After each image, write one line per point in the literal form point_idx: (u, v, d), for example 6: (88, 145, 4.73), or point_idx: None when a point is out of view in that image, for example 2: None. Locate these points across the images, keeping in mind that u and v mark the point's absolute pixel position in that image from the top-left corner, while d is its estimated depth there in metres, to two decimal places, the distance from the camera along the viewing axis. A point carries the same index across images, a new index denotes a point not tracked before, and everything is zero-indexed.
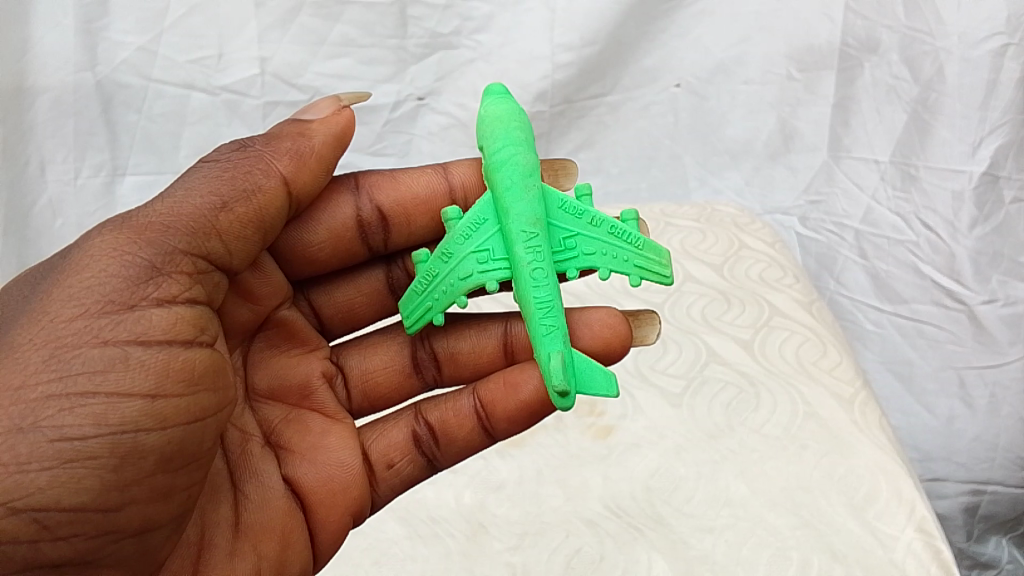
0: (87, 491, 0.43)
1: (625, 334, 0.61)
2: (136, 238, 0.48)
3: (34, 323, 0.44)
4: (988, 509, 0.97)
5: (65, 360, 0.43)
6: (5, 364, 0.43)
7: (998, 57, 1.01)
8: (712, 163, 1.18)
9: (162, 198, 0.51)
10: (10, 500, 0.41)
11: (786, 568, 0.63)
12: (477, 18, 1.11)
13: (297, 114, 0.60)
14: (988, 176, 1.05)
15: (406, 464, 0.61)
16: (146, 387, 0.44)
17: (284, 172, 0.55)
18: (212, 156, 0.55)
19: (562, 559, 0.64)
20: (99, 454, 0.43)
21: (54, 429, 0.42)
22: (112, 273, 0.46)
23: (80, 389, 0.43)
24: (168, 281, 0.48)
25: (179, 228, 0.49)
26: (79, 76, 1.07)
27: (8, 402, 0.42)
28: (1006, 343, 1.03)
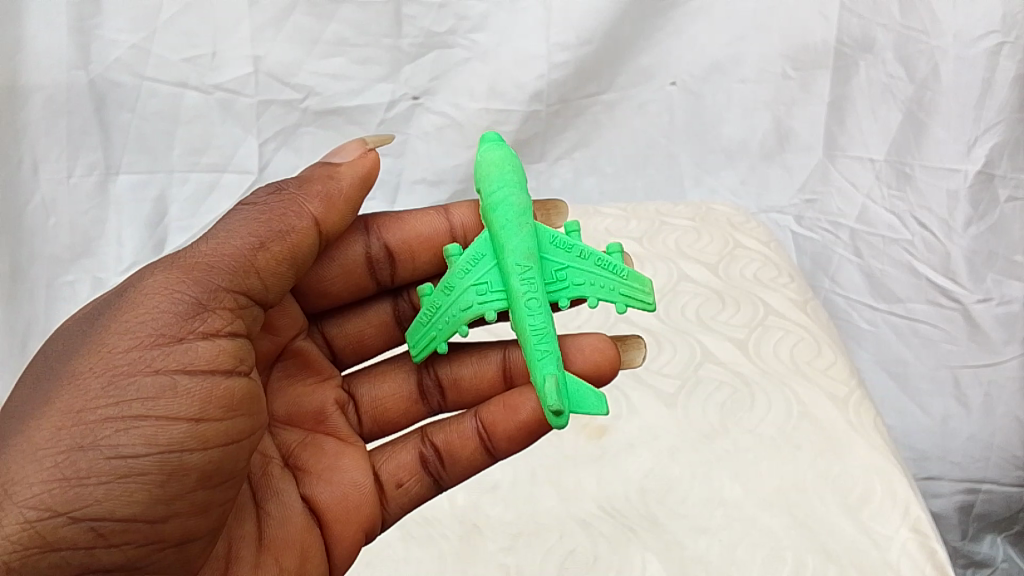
0: (135, 505, 0.43)
1: (614, 357, 0.62)
2: (185, 275, 0.48)
3: (94, 350, 0.45)
4: (983, 508, 0.97)
5: (121, 387, 0.44)
6: (67, 389, 0.44)
7: (993, 56, 1.00)
8: (707, 162, 1.18)
9: (207, 237, 0.52)
10: (68, 510, 0.42)
11: (780, 569, 0.63)
12: (472, 17, 1.11)
13: (324, 157, 0.59)
14: (982, 175, 1.04)
15: (414, 483, 0.60)
16: (191, 411, 0.45)
17: (314, 216, 0.54)
18: (251, 197, 0.55)
19: (556, 559, 0.64)
20: (148, 469, 0.44)
21: (110, 447, 0.43)
22: (162, 305, 0.47)
23: (133, 410, 0.44)
24: (212, 316, 0.48)
25: (222, 266, 0.49)
26: (73, 74, 1.06)
27: (70, 423, 0.43)
28: (1000, 342, 1.03)
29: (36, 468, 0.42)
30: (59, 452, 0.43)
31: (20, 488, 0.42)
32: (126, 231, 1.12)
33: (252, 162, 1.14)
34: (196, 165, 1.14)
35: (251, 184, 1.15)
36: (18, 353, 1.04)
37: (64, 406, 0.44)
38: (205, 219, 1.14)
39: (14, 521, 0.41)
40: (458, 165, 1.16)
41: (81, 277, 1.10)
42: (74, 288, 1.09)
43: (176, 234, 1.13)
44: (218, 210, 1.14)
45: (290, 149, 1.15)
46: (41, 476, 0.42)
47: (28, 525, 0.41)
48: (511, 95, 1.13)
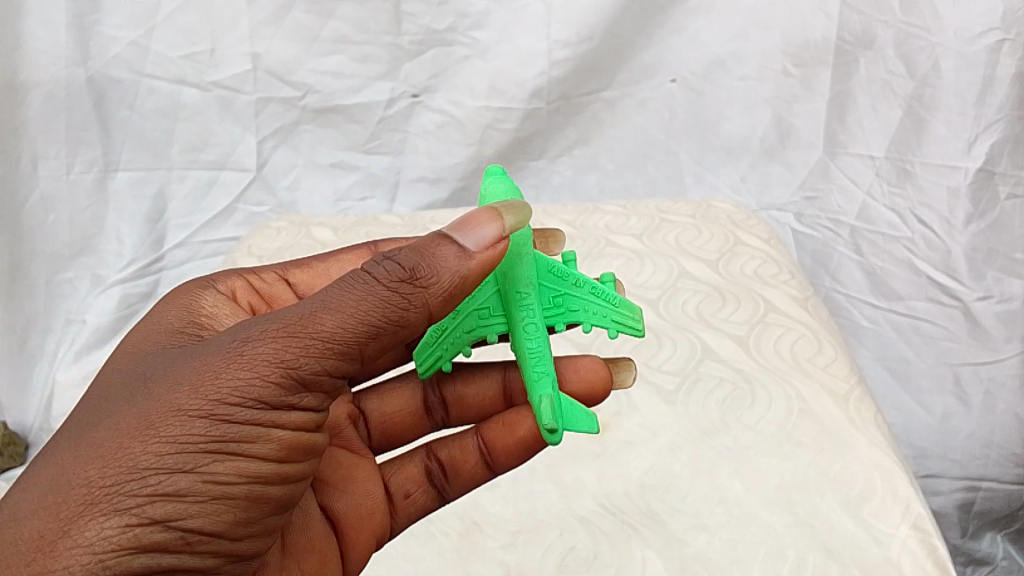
0: (218, 525, 0.40)
1: (608, 378, 0.59)
2: (306, 342, 0.40)
3: (200, 368, 0.40)
4: (983, 506, 0.97)
5: (222, 428, 0.39)
6: (167, 409, 0.39)
7: (993, 53, 0.99)
8: (707, 159, 1.19)
9: (333, 295, 0.41)
10: (162, 520, 0.38)
11: (781, 566, 0.62)
12: (473, 14, 1.10)
13: (448, 230, 0.43)
14: (983, 172, 1.04)
15: (421, 494, 0.59)
16: (278, 455, 0.41)
17: (431, 310, 0.42)
18: (377, 266, 0.41)
19: (555, 557, 0.63)
20: (236, 495, 0.40)
21: (207, 472, 0.39)
22: (282, 348, 0.40)
23: (234, 444, 0.39)
24: (313, 388, 0.41)
25: (343, 344, 0.40)
26: (72, 71, 1.06)
27: (168, 447, 0.39)
28: (1001, 340, 1.03)
29: (131, 481, 0.38)
30: (157, 467, 0.38)
31: (112, 496, 0.38)
32: (125, 228, 1.13)
33: (250, 161, 1.16)
34: (196, 162, 1.15)
35: (250, 182, 1.17)
36: (16, 350, 1.06)
37: (166, 421, 0.39)
38: (204, 217, 1.16)
39: (104, 532, 0.37)
40: (458, 163, 1.17)
41: (81, 274, 1.12)
42: (74, 285, 1.11)
43: (176, 232, 1.15)
44: (217, 207, 1.16)
45: (289, 147, 1.17)
46: (135, 489, 0.38)
47: (115, 538, 0.37)
48: (511, 93, 1.13)
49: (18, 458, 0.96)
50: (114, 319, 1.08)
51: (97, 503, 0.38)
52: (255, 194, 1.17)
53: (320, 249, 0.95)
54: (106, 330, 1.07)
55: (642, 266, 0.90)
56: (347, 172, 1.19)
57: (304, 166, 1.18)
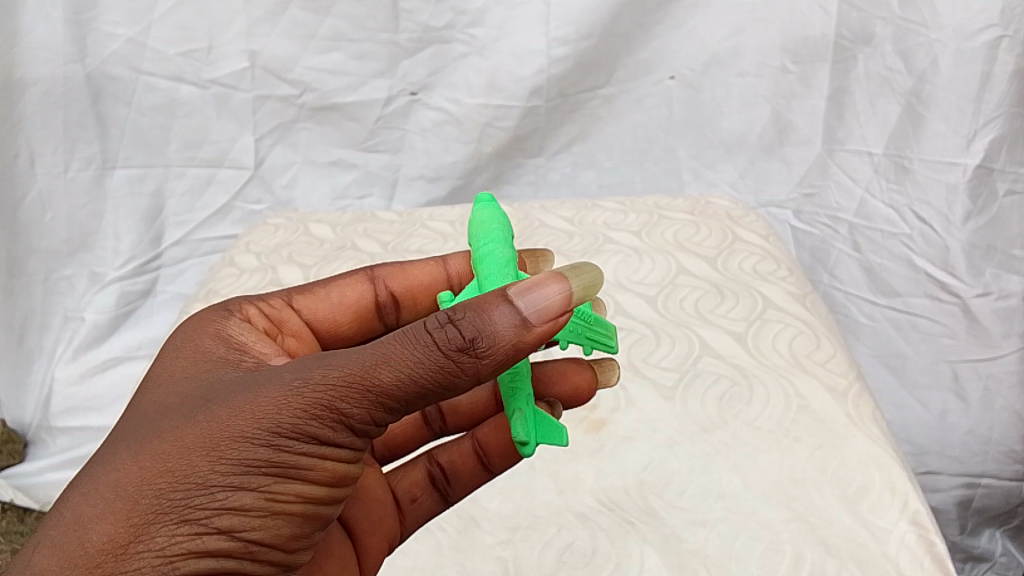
0: (276, 537, 0.39)
1: (591, 380, 0.57)
2: (365, 388, 0.38)
3: (261, 390, 0.39)
4: (982, 503, 0.97)
5: (280, 453, 0.38)
6: (229, 430, 0.38)
7: (992, 49, 0.98)
8: (705, 156, 1.19)
9: (394, 346, 0.38)
10: (219, 534, 0.37)
11: (778, 562, 0.61)
12: (471, 11, 1.09)
13: (516, 292, 0.40)
14: (982, 168, 1.03)
15: (427, 499, 0.57)
16: (329, 481, 0.40)
17: (481, 375, 0.39)
18: (440, 328, 0.38)
19: (554, 552, 0.63)
20: (293, 511, 0.39)
21: (268, 491, 0.38)
22: (343, 384, 0.38)
23: (292, 469, 0.38)
24: (367, 428, 0.39)
25: (396, 397, 0.38)
26: (69, 68, 1.05)
27: (230, 466, 0.37)
28: (1000, 336, 1.03)
29: (196, 495, 0.37)
30: (219, 483, 0.37)
31: (178, 508, 0.37)
32: (123, 225, 1.13)
33: (247, 158, 1.16)
34: (193, 159, 1.15)
35: (247, 180, 1.17)
36: (15, 348, 1.08)
37: (228, 440, 0.38)
38: (202, 215, 1.16)
39: (172, 540, 0.37)
40: (457, 161, 1.17)
41: (78, 271, 1.12)
42: (71, 282, 1.12)
43: (174, 229, 1.16)
44: (214, 205, 1.17)
45: (286, 144, 1.17)
46: (202, 502, 0.37)
47: (183, 547, 0.37)
48: (510, 90, 1.13)
49: (17, 456, 1.00)
50: (112, 316, 1.11)
51: (163, 513, 0.37)
52: (253, 192, 1.18)
53: (319, 244, 0.95)
54: (104, 327, 1.10)
55: (640, 262, 0.90)
56: (345, 170, 1.19)
57: (302, 164, 1.18)
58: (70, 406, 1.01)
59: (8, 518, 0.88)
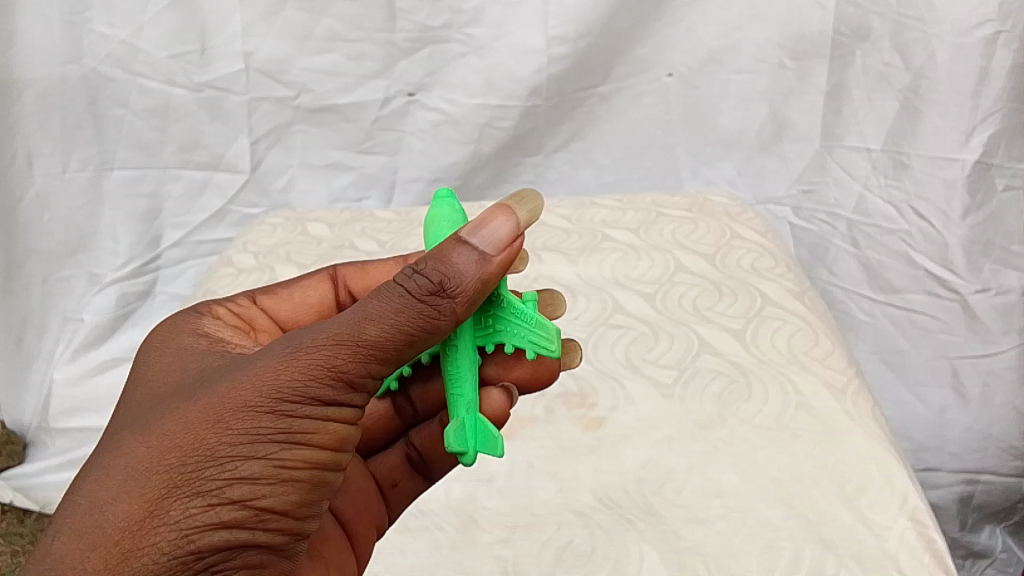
0: (289, 506, 0.39)
1: (554, 366, 0.54)
2: (355, 344, 0.39)
3: (257, 361, 0.39)
4: (982, 499, 1.00)
5: (285, 420, 0.38)
6: (231, 403, 0.38)
7: (990, 45, 0.98)
8: (703, 154, 1.19)
9: (372, 299, 0.40)
10: (234, 507, 0.37)
11: (778, 560, 0.61)
12: (468, 10, 1.09)
13: (467, 230, 0.42)
14: (981, 164, 1.03)
15: (408, 482, 0.57)
16: (334, 444, 0.40)
17: (458, 315, 0.41)
18: (409, 277, 0.40)
19: (552, 552, 0.62)
20: (302, 478, 0.39)
21: (276, 459, 0.38)
22: (334, 344, 0.38)
23: (297, 435, 0.38)
24: (359, 385, 0.39)
25: (380, 353, 0.39)
26: (67, 69, 1.05)
27: (236, 437, 0.37)
28: (999, 332, 1.05)
29: (207, 467, 0.37)
30: (227, 454, 0.37)
31: (189, 482, 0.37)
32: (121, 226, 1.13)
33: (242, 162, 1.16)
34: (188, 163, 1.14)
35: (243, 184, 1.17)
36: (12, 350, 1.09)
37: (229, 412, 0.37)
38: (199, 217, 1.16)
39: (187, 513, 0.36)
40: (456, 162, 1.17)
41: (76, 273, 1.12)
42: (70, 284, 1.12)
43: (172, 231, 1.16)
44: (210, 209, 1.16)
45: (282, 147, 1.16)
46: (211, 474, 0.37)
47: (199, 520, 0.36)
48: (509, 90, 1.13)
49: (16, 457, 1.00)
50: (111, 317, 1.11)
51: (174, 489, 0.37)
52: (247, 196, 1.17)
53: (316, 244, 0.94)
54: (103, 329, 1.10)
55: (638, 261, 0.90)
56: (342, 172, 1.19)
57: (298, 167, 1.18)
58: (69, 407, 1.01)
59: (7, 520, 0.89)
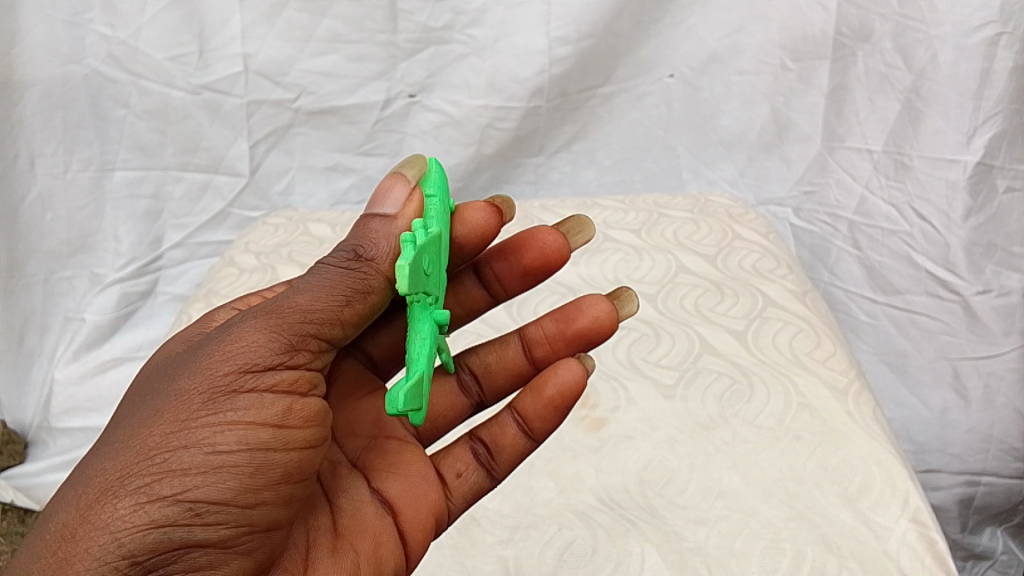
0: (227, 494, 0.39)
1: (614, 317, 0.58)
2: (283, 318, 0.43)
3: (194, 359, 0.42)
4: (983, 501, 1.00)
5: (217, 402, 0.40)
6: (168, 399, 0.41)
7: (992, 46, 0.99)
8: (704, 154, 1.19)
9: (299, 285, 0.45)
10: (170, 497, 0.38)
11: (779, 561, 0.61)
12: (470, 11, 1.09)
13: (368, 208, 0.49)
14: (982, 165, 1.04)
15: (473, 475, 0.57)
16: (274, 418, 0.41)
17: (388, 275, 0.46)
18: (332, 256, 0.47)
19: (554, 552, 0.62)
20: (239, 461, 0.39)
21: (207, 444, 0.39)
22: (261, 325, 0.42)
23: (228, 416, 0.40)
24: (297, 355, 0.43)
25: (307, 320, 0.43)
26: (69, 69, 1.06)
27: (170, 428, 0.39)
28: (1000, 334, 1.05)
29: (140, 463, 0.39)
30: (159, 446, 0.39)
31: (122, 482, 0.38)
32: (123, 227, 1.13)
33: (242, 165, 1.15)
34: (188, 165, 1.14)
35: (244, 186, 1.17)
36: (15, 348, 1.09)
37: (165, 407, 0.40)
38: (200, 219, 1.16)
39: (117, 515, 0.38)
40: (458, 163, 1.17)
41: (79, 272, 1.13)
42: (72, 283, 1.12)
43: (173, 232, 1.15)
44: (211, 211, 1.16)
45: (281, 150, 1.16)
46: (143, 470, 0.38)
47: (129, 518, 0.37)
48: (510, 91, 1.13)
49: (18, 456, 1.00)
50: (112, 317, 1.11)
51: (109, 490, 0.38)
52: (248, 199, 1.17)
53: (317, 244, 0.94)
54: (104, 329, 1.10)
55: (640, 261, 0.90)
56: (343, 175, 1.19)
57: (298, 169, 1.18)
58: (70, 406, 1.01)
59: (9, 519, 0.89)
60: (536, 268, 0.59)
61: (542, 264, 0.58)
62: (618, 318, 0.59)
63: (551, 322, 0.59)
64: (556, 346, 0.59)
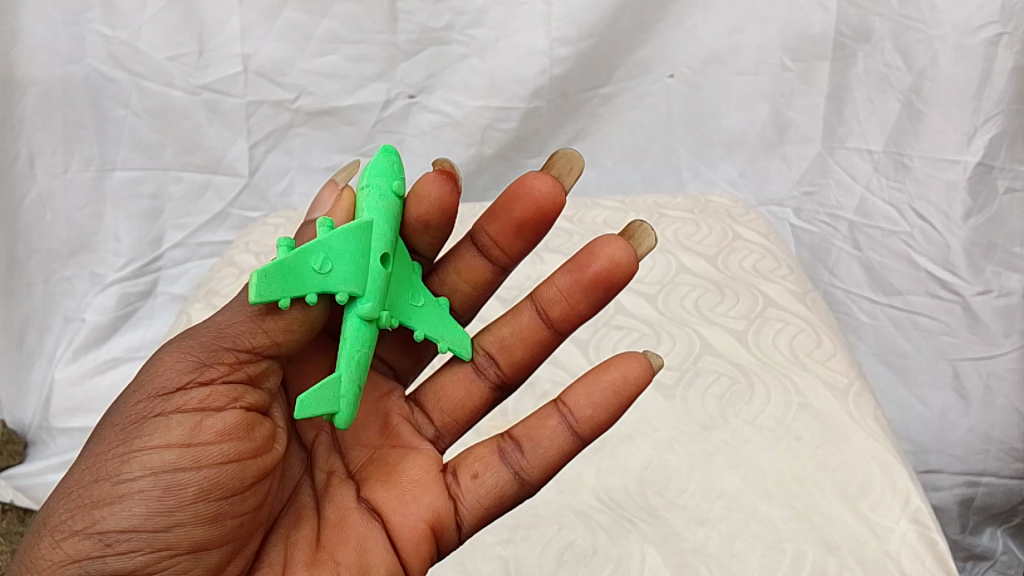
0: (136, 520, 0.42)
1: (632, 258, 0.57)
2: (192, 345, 0.46)
3: (123, 399, 0.46)
4: (983, 501, 1.00)
5: (130, 432, 0.44)
6: (98, 438, 0.45)
7: (992, 47, 0.99)
8: (705, 155, 1.19)
9: (223, 310, 0.49)
10: (84, 527, 0.42)
11: (780, 561, 0.61)
12: (470, 11, 1.09)
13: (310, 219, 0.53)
14: (982, 166, 1.04)
15: (492, 478, 0.54)
16: (182, 437, 0.43)
17: None
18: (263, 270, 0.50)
19: (555, 552, 0.62)
20: (147, 483, 0.42)
21: (117, 475, 0.42)
22: (173, 355, 0.46)
23: (138, 443, 0.43)
24: (207, 375, 0.45)
25: (210, 341, 0.46)
26: (68, 68, 1.05)
27: (91, 465, 0.43)
28: (1000, 334, 1.05)
29: (65, 501, 0.43)
30: (79, 484, 0.43)
31: (48, 521, 0.43)
32: (123, 227, 1.13)
33: (242, 166, 1.15)
34: (188, 165, 1.14)
35: (243, 187, 1.16)
36: (15, 349, 1.09)
37: (92, 447, 0.45)
38: (200, 219, 1.16)
39: (40, 553, 0.42)
40: (458, 164, 1.17)
41: (79, 272, 1.13)
42: (72, 283, 1.12)
43: (173, 232, 1.15)
44: (211, 211, 1.16)
45: (281, 151, 1.16)
46: (64, 508, 0.43)
47: (49, 556, 0.41)
48: (511, 91, 1.13)
49: (17, 456, 1.00)
50: (112, 317, 1.11)
51: (42, 528, 0.43)
52: (247, 200, 1.17)
53: None
54: (104, 329, 1.10)
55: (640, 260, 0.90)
56: None
57: (298, 170, 1.18)
58: (70, 406, 1.01)
59: (8, 518, 0.89)
60: (530, 219, 0.57)
61: (538, 213, 0.57)
62: (637, 257, 0.58)
63: (566, 277, 0.58)
64: (576, 302, 0.58)
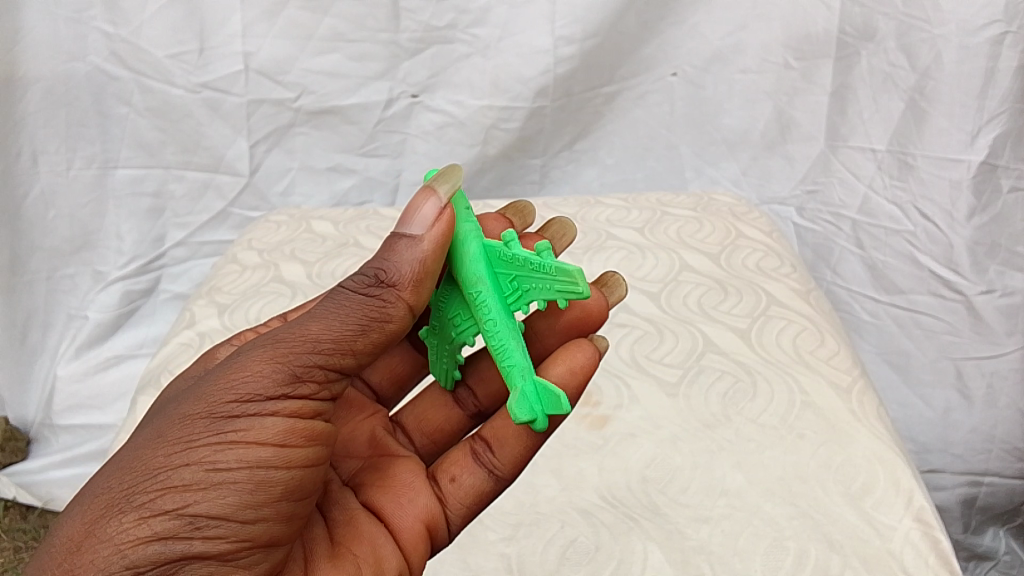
0: (227, 509, 0.41)
1: (603, 303, 0.57)
2: (289, 347, 0.44)
3: (205, 384, 0.44)
4: (985, 501, 1.00)
5: (222, 423, 0.42)
6: (179, 420, 0.43)
7: (996, 45, 0.99)
8: (708, 153, 1.19)
9: (310, 314, 0.46)
10: (173, 510, 0.40)
11: (784, 559, 0.60)
12: (472, 10, 1.09)
13: (398, 226, 0.47)
14: (985, 165, 1.04)
15: (469, 478, 0.53)
16: (275, 437, 0.42)
17: (408, 303, 0.46)
18: (352, 279, 0.47)
19: (558, 548, 0.62)
20: (240, 477, 0.41)
21: (209, 463, 0.41)
22: (266, 350, 0.44)
23: (231, 436, 0.42)
24: (300, 386, 0.44)
25: (309, 344, 0.44)
26: (70, 67, 1.06)
27: (177, 448, 0.41)
28: (1004, 334, 1.05)
29: (148, 480, 0.41)
30: (163, 466, 0.41)
31: (128, 498, 0.41)
32: (125, 225, 1.13)
33: (242, 165, 1.15)
34: (189, 164, 1.14)
35: (244, 186, 1.16)
36: (17, 347, 1.09)
37: (173, 429, 0.42)
38: (201, 217, 1.16)
39: (121, 527, 0.40)
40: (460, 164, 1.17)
41: (81, 270, 1.13)
42: (74, 281, 1.12)
43: (175, 231, 1.15)
44: (211, 210, 1.16)
45: (282, 150, 1.16)
46: (147, 487, 0.41)
47: (132, 532, 0.40)
48: (515, 91, 1.13)
49: (18, 453, 1.01)
50: (114, 315, 1.11)
51: (114, 506, 0.41)
52: (248, 199, 1.17)
53: (320, 242, 0.94)
54: (106, 326, 1.10)
55: (643, 259, 0.90)
56: (344, 175, 1.18)
57: (298, 170, 1.17)
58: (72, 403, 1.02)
59: (10, 515, 0.92)
60: None
61: None
62: (608, 303, 0.58)
63: (539, 318, 0.58)
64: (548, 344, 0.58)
